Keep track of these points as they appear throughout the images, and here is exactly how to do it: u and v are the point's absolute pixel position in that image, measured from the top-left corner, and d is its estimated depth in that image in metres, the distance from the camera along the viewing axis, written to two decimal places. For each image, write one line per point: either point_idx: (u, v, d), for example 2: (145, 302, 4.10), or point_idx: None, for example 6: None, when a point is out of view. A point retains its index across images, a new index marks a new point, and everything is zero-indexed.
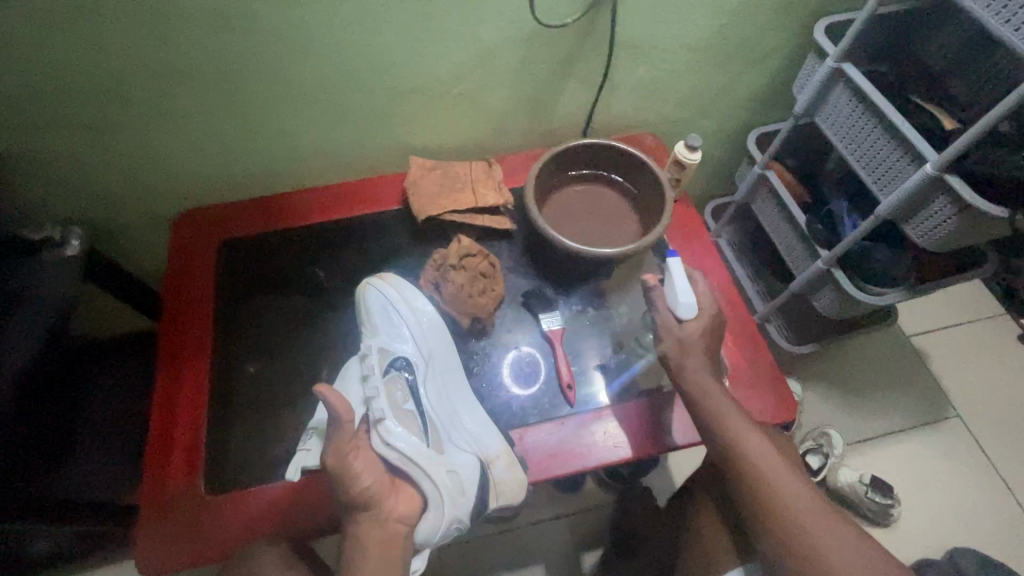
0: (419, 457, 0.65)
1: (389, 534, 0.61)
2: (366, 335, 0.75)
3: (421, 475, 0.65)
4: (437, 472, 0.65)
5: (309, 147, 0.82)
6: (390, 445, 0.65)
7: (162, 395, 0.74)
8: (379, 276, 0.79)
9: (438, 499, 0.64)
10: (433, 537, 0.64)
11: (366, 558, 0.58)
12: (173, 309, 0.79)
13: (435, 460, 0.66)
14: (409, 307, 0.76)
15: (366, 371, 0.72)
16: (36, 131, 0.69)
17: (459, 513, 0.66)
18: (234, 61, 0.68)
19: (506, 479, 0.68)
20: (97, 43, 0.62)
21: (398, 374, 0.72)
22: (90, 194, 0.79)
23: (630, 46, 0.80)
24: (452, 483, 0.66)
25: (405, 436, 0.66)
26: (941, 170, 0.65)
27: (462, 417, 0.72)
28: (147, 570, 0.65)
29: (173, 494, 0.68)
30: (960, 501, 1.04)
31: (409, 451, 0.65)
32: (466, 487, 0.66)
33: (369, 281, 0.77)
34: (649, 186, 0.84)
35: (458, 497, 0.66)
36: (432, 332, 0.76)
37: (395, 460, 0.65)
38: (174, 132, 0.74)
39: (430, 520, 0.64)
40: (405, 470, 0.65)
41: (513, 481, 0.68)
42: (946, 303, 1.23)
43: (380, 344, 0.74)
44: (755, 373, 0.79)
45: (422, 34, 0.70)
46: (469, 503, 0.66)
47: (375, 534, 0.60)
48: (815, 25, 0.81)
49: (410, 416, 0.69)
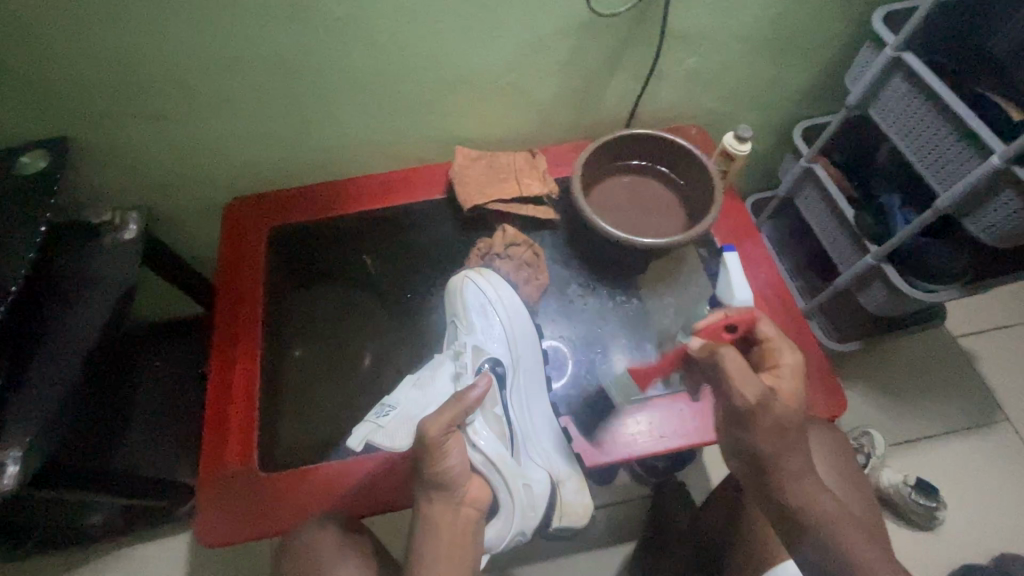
0: (502, 465, 0.64)
1: (462, 523, 0.57)
2: (461, 331, 0.75)
3: (502, 484, 0.64)
4: (517, 484, 0.65)
5: (358, 136, 0.84)
6: (478, 446, 0.64)
7: (216, 374, 0.76)
8: (475, 270, 0.79)
9: (512, 510, 0.64)
10: (497, 544, 0.65)
11: (439, 541, 0.55)
12: (227, 292, 0.82)
13: (515, 470, 0.66)
14: (505, 309, 0.77)
15: (459, 368, 0.72)
16: (102, 117, 0.72)
17: (523, 526, 0.67)
18: (292, 49, 0.69)
19: (571, 501, 0.73)
20: (165, 32, 0.64)
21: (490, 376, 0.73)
22: (146, 181, 0.82)
23: (681, 35, 0.79)
24: (527, 496, 0.66)
25: (492, 439, 0.66)
26: (1009, 162, 0.63)
27: (537, 432, 0.73)
28: (208, 541, 0.68)
29: (228, 470, 0.71)
30: (1009, 507, 1.01)
31: (495, 456, 0.64)
32: (536, 504, 0.67)
33: (467, 273, 0.78)
34: (696, 177, 0.83)
35: (528, 512, 0.67)
36: (521, 339, 0.77)
37: (479, 463, 0.63)
38: (231, 120, 0.76)
39: (499, 527, 0.65)
40: (487, 476, 0.63)
41: (578, 505, 0.73)
42: (997, 304, 1.19)
43: (475, 343, 0.74)
44: (802, 367, 0.78)
45: (475, 24, 0.71)
46: (534, 519, 0.68)
47: (445, 519, 0.56)
48: (873, 13, 0.79)
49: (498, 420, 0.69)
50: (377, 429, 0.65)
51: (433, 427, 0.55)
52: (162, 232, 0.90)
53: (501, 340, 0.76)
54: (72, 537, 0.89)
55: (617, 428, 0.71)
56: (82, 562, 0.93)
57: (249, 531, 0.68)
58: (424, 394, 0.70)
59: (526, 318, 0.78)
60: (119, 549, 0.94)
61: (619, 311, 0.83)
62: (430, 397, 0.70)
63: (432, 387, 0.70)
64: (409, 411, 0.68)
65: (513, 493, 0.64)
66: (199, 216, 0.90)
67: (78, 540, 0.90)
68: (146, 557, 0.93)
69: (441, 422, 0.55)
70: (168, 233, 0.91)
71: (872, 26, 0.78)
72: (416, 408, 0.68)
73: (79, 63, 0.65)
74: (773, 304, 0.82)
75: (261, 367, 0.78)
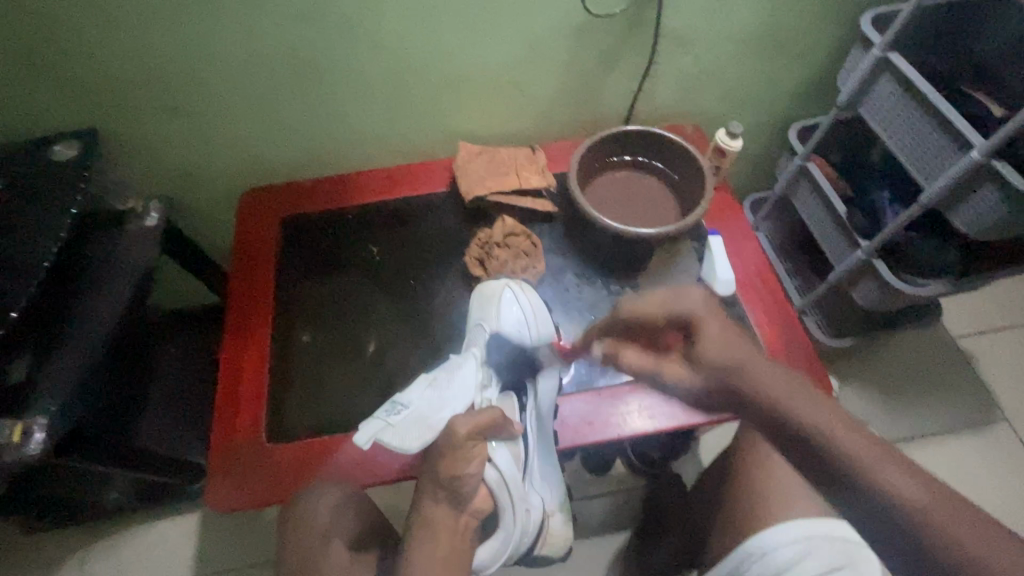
0: (514, 486, 0.64)
1: (461, 530, 0.59)
2: (490, 337, 0.77)
3: (509, 505, 0.63)
4: (522, 506, 0.65)
5: (367, 132, 0.88)
6: (495, 462, 0.63)
7: (230, 356, 0.82)
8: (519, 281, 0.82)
9: (512, 533, 0.63)
10: (486, 566, 0.63)
11: (438, 545, 0.56)
12: (243, 282, 0.87)
13: (523, 492, 0.65)
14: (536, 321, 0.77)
15: (484, 378, 0.74)
16: (127, 110, 0.77)
17: (514, 550, 0.66)
18: (305, 48, 0.74)
19: (557, 530, 0.76)
20: (187, 30, 0.69)
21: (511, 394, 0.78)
22: (167, 172, 0.86)
23: (675, 37, 0.82)
24: (527, 523, 0.66)
25: (507, 458, 0.65)
26: (988, 156, 0.66)
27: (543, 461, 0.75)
28: (217, 509, 0.72)
29: (238, 444, 0.76)
30: (1005, 505, 1.01)
31: (509, 476, 0.63)
32: (532, 531, 0.67)
33: (507, 282, 0.81)
34: (690, 173, 0.86)
35: (522, 538, 0.66)
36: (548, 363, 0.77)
37: (492, 479, 0.62)
38: (246, 114, 0.81)
39: (495, 546, 0.63)
40: (497, 493, 0.63)
41: (560, 536, 0.76)
42: (996, 305, 1.20)
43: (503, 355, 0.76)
44: (794, 356, 0.81)
45: (477, 23, 0.75)
46: (525, 544, 0.68)
47: (445, 524, 0.58)
48: (862, 16, 0.82)
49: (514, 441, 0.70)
50: (388, 428, 0.62)
51: (462, 429, 0.58)
52: (180, 222, 0.95)
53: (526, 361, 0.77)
54: (91, 514, 0.93)
55: (611, 409, 0.77)
56: (98, 538, 0.97)
57: (263, 500, 0.73)
58: (439, 391, 0.69)
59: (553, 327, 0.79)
60: (132, 526, 0.98)
61: (612, 299, 0.86)
62: (447, 396, 0.69)
63: (447, 387, 0.70)
64: (421, 413, 0.65)
65: (519, 516, 0.64)
66: (216, 207, 0.95)
67: (95, 515, 0.94)
68: (156, 534, 0.97)
69: (471, 423, 0.59)
70: (186, 222, 0.95)
71: (860, 28, 0.80)
72: (429, 410, 0.66)
73: (111, 57, 0.70)
74: (764, 294, 0.85)
75: (271, 349, 0.83)
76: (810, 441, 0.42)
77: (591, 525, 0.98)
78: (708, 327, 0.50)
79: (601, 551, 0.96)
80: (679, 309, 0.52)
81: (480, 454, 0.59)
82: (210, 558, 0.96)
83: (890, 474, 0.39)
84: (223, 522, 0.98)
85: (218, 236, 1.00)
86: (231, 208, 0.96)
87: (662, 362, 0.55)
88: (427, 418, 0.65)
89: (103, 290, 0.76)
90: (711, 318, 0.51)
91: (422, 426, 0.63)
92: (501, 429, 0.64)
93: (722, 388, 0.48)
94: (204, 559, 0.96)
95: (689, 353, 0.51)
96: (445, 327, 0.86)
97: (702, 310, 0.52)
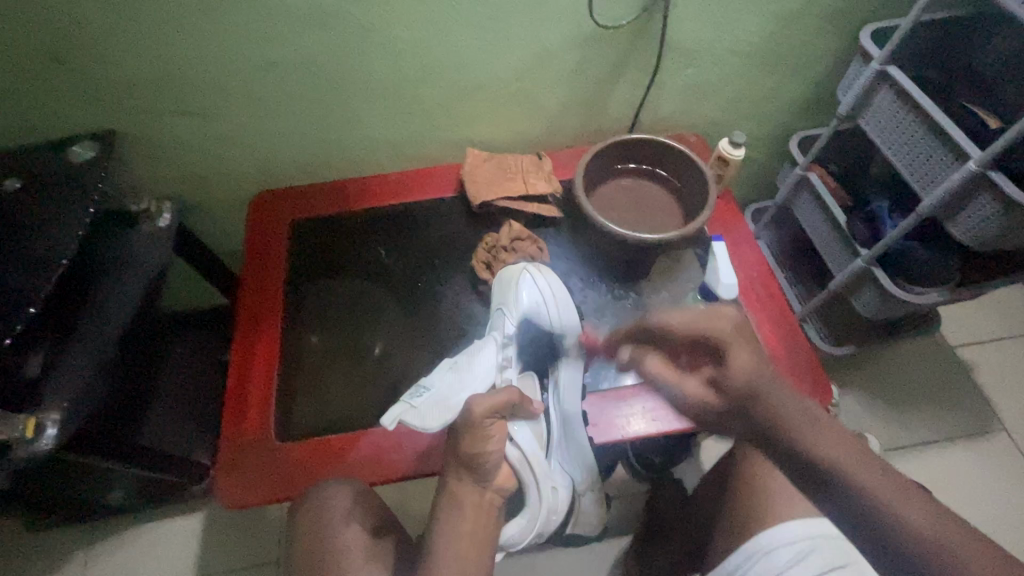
0: (537, 465, 0.66)
1: (486, 506, 0.59)
2: (509, 321, 0.78)
3: (533, 483, 0.66)
4: (547, 483, 0.67)
5: (378, 137, 0.90)
6: (516, 441, 0.65)
7: (239, 354, 0.83)
8: (535, 265, 0.82)
9: (538, 510, 0.66)
10: (516, 541, 0.66)
11: (464, 519, 0.57)
12: (252, 282, 0.88)
13: (548, 472, 0.68)
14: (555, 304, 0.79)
15: (503, 360, 0.76)
16: (145, 113, 0.79)
17: (544, 527, 0.69)
18: (319, 55, 0.76)
19: (586, 507, 0.81)
20: (205, 36, 0.71)
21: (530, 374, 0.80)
22: (180, 174, 0.88)
23: (680, 49, 0.84)
24: (554, 501, 0.68)
25: (528, 437, 0.68)
26: (984, 167, 0.67)
27: (569, 440, 0.78)
28: (229, 502, 0.73)
29: (246, 440, 0.77)
30: (1004, 515, 1.02)
31: (530, 455, 0.65)
32: (560, 509, 0.70)
33: (525, 266, 0.81)
34: (693, 180, 0.88)
35: (551, 514, 0.68)
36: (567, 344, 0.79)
37: (514, 459, 0.65)
38: (260, 118, 0.83)
39: (522, 523, 0.66)
40: (520, 472, 0.65)
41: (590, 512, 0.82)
42: (994, 317, 1.21)
43: (521, 338, 0.78)
44: (794, 360, 0.82)
45: (487, 33, 0.77)
46: (555, 522, 0.70)
47: (471, 500, 0.58)
48: (861, 30, 0.84)
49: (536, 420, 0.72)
50: (410, 409, 0.68)
51: (478, 409, 0.58)
52: (191, 223, 0.97)
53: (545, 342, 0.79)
54: (94, 512, 0.94)
55: (615, 411, 0.78)
56: (101, 537, 0.97)
57: (274, 493, 0.74)
58: (460, 373, 0.72)
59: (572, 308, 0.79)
60: (136, 525, 0.98)
61: (616, 304, 0.88)
62: (468, 378, 0.72)
63: (469, 369, 0.73)
64: (442, 395, 0.70)
65: (543, 494, 0.66)
66: (227, 210, 0.96)
67: (98, 513, 0.94)
68: (160, 533, 0.98)
69: (487, 404, 0.59)
70: (197, 223, 0.97)
71: (859, 41, 0.82)
72: (449, 392, 0.70)
73: (132, 61, 0.72)
74: (764, 299, 0.87)
75: (280, 347, 0.84)
76: (830, 470, 0.43)
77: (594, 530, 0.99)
78: (736, 351, 0.48)
79: (603, 556, 0.97)
80: (709, 330, 0.50)
81: (498, 432, 0.60)
82: (213, 557, 0.96)
83: (907, 508, 0.41)
84: (226, 522, 0.99)
85: (228, 238, 1.02)
86: (241, 210, 0.97)
87: (686, 379, 0.52)
88: (446, 399, 0.69)
89: (114, 289, 0.77)
90: (739, 341, 0.48)
91: (441, 408, 0.68)
92: (519, 409, 0.66)
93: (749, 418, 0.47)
94: (207, 558, 0.96)
95: (720, 376, 0.48)
96: (452, 329, 0.87)
97: (732, 334, 0.49)
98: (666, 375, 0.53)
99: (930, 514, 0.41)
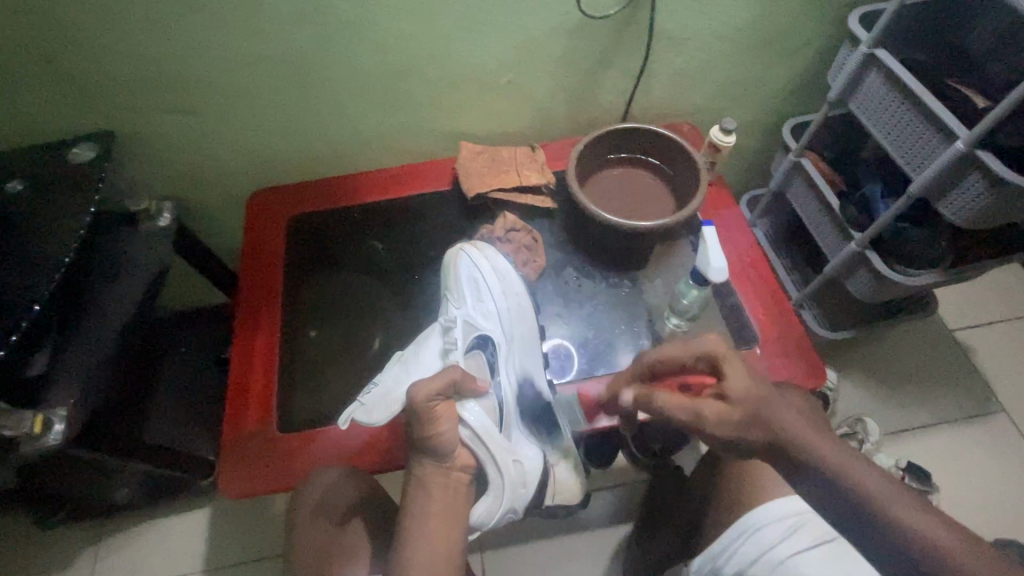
0: (491, 440, 0.66)
1: (452, 485, 0.64)
2: (453, 304, 0.79)
3: (490, 459, 0.67)
4: (505, 458, 0.67)
5: (372, 133, 0.91)
6: (466, 421, 0.66)
7: (239, 344, 0.85)
8: (473, 245, 0.85)
9: (500, 486, 0.67)
10: (485, 520, 0.68)
11: (432, 501, 0.62)
12: (250, 273, 0.90)
13: (505, 446, 0.68)
14: (498, 281, 0.82)
15: (448, 344, 0.75)
16: (141, 113, 0.80)
17: (512, 503, 0.70)
18: (310, 51, 0.77)
19: (564, 480, 0.77)
20: (198, 38, 0.72)
21: (477, 352, 0.77)
22: (177, 172, 0.89)
23: (668, 37, 0.85)
24: (517, 471, 0.69)
25: (480, 414, 0.67)
26: (971, 146, 0.68)
27: (528, 408, 0.78)
28: (229, 494, 0.75)
29: (245, 432, 0.78)
30: (1007, 497, 1.02)
31: (482, 431, 0.66)
32: (526, 480, 0.70)
33: (463, 247, 0.83)
34: (683, 168, 0.89)
35: (518, 487, 0.69)
36: (515, 318, 0.81)
37: (466, 437, 0.66)
38: (255, 116, 0.84)
39: (490, 501, 0.67)
40: (474, 448, 0.66)
41: (571, 486, 0.78)
42: (992, 300, 1.21)
43: (465, 317, 0.78)
44: (789, 344, 0.83)
45: (474, 24, 0.77)
46: (524, 495, 0.70)
47: (439, 483, 0.63)
48: (851, 15, 0.84)
49: (489, 397, 0.71)
50: (360, 407, 0.71)
51: (420, 395, 0.60)
52: (189, 220, 0.98)
53: (490, 317, 0.80)
54: (101, 509, 0.96)
55: (613, 400, 0.77)
56: (108, 534, 0.99)
57: (270, 482, 0.75)
58: (413, 361, 0.74)
59: (525, 309, 0.82)
60: (141, 522, 1.00)
61: (610, 292, 0.90)
62: (414, 369, 0.73)
63: (418, 359, 0.74)
64: (389, 387, 0.72)
65: (502, 469, 0.67)
66: (227, 207, 0.98)
67: (101, 511, 0.96)
68: (163, 528, 1.00)
69: (429, 388, 0.60)
70: (195, 219, 0.98)
71: (849, 26, 0.83)
72: (395, 384, 0.72)
73: (126, 62, 0.73)
74: (755, 283, 0.88)
75: (280, 337, 0.85)
76: (806, 460, 0.48)
77: (594, 519, 0.99)
78: (731, 368, 0.53)
79: (603, 543, 0.98)
80: (705, 349, 0.56)
81: (446, 412, 0.62)
82: (217, 552, 0.97)
83: (864, 475, 0.46)
84: (231, 518, 1.00)
85: (227, 234, 1.03)
86: (239, 207, 0.99)
87: (702, 402, 0.51)
88: (393, 391, 0.71)
89: (117, 285, 0.78)
90: (729, 358, 0.54)
91: (388, 401, 0.70)
92: (466, 389, 0.66)
93: (757, 422, 0.50)
94: (212, 554, 0.97)
95: (722, 390, 0.52)
96: None
97: (723, 347, 0.55)
98: (680, 406, 0.52)
99: (926, 516, 0.44)
